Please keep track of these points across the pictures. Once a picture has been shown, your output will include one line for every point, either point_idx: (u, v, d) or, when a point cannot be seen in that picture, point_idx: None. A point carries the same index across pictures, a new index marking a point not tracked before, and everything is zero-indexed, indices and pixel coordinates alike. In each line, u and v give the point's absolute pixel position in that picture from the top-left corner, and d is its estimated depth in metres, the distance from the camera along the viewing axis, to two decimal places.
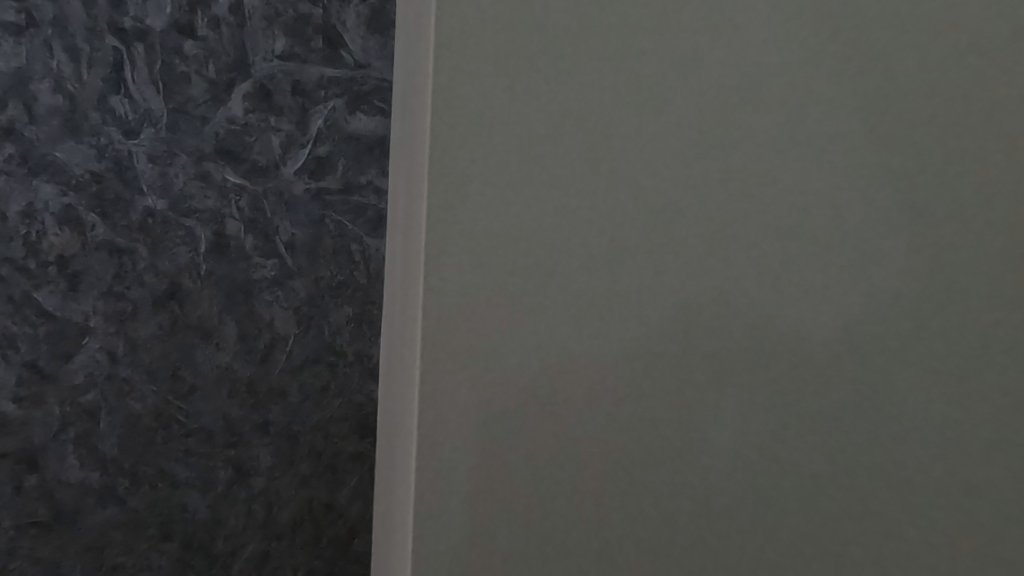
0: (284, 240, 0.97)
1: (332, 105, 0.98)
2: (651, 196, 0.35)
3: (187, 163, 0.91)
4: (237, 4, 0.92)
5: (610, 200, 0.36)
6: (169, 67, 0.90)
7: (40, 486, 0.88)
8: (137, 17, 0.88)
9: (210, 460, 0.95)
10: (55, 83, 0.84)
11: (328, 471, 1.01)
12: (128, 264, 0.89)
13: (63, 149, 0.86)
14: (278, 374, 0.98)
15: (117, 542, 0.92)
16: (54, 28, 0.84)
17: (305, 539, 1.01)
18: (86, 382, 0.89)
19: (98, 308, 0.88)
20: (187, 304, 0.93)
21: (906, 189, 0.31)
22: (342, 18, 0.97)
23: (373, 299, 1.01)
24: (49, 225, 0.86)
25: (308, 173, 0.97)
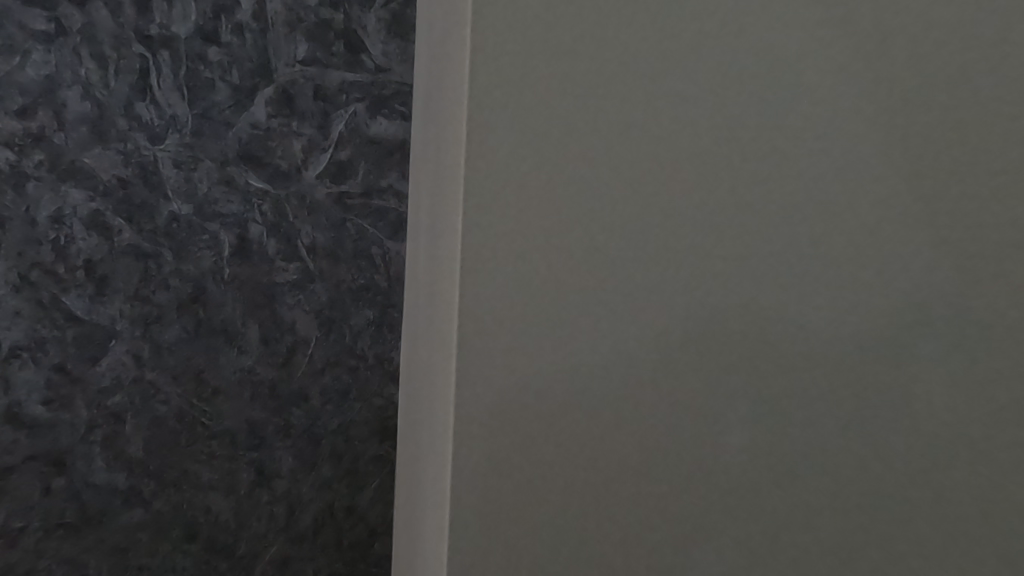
0: (306, 244, 0.98)
1: (353, 109, 0.99)
2: (705, 208, 0.30)
3: (211, 168, 0.92)
4: (260, 10, 0.93)
5: (655, 211, 0.31)
6: (194, 73, 0.91)
7: (67, 488, 0.89)
8: (163, 24, 0.89)
9: (233, 463, 0.96)
10: (84, 90, 0.86)
11: (349, 474, 1.02)
12: (153, 268, 0.90)
13: (91, 155, 0.87)
14: (300, 377, 0.99)
15: (142, 542, 0.93)
16: (83, 36, 0.85)
17: (327, 541, 1.02)
18: (113, 384, 0.90)
19: (125, 311, 0.90)
20: (211, 307, 0.93)
21: (969, 197, 0.28)
22: (362, 21, 0.98)
23: (393, 302, 1.03)
24: (78, 230, 0.87)
25: (329, 177, 0.98)
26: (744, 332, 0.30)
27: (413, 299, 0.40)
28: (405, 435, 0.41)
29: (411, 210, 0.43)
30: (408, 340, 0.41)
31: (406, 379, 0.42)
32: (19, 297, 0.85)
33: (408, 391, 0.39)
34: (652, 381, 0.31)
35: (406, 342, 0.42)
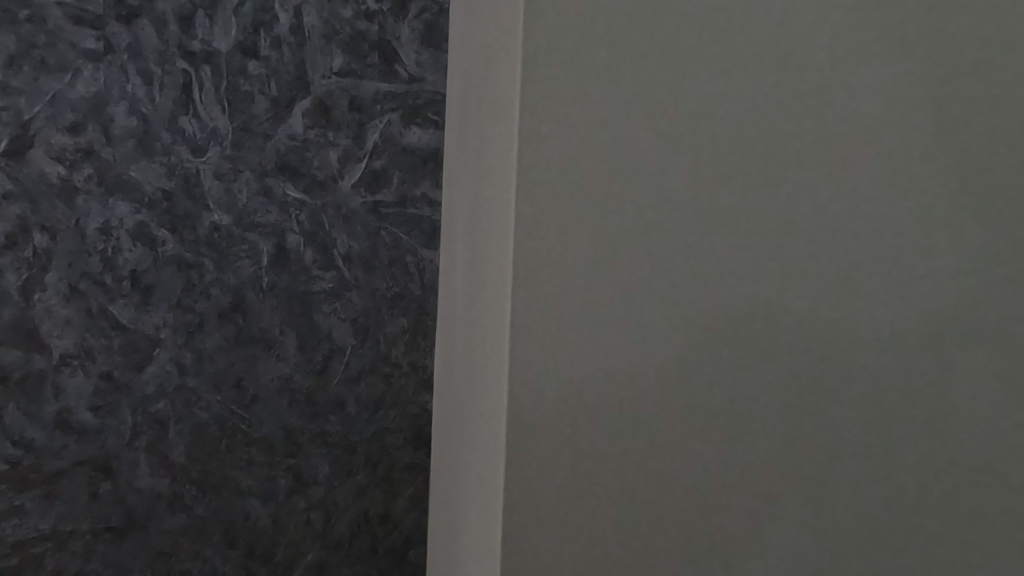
0: (342, 252, 0.99)
1: (388, 119, 1.01)
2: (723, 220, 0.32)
3: (250, 179, 0.94)
4: (297, 24, 0.95)
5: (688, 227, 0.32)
6: (234, 87, 0.93)
7: (113, 492, 0.91)
8: (205, 40, 0.91)
9: (271, 469, 0.97)
10: (130, 106, 0.88)
11: (384, 481, 1.03)
12: (195, 277, 0.93)
13: (137, 168, 0.89)
14: (336, 385, 1.00)
15: (184, 547, 0.94)
16: (129, 53, 0.88)
17: (362, 549, 1.02)
18: (156, 391, 0.92)
19: (168, 320, 0.92)
20: (250, 315, 0.95)
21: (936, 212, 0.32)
22: (396, 32, 1.01)
23: (427, 310, 1.03)
24: (124, 241, 0.89)
25: (364, 186, 1.00)
26: (760, 328, 0.32)
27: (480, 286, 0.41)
28: (471, 419, 0.42)
29: (481, 198, 0.44)
30: (476, 325, 0.42)
31: (471, 364, 0.43)
32: (68, 307, 0.88)
33: (475, 376, 0.40)
34: (686, 387, 0.32)
35: (473, 327, 0.43)
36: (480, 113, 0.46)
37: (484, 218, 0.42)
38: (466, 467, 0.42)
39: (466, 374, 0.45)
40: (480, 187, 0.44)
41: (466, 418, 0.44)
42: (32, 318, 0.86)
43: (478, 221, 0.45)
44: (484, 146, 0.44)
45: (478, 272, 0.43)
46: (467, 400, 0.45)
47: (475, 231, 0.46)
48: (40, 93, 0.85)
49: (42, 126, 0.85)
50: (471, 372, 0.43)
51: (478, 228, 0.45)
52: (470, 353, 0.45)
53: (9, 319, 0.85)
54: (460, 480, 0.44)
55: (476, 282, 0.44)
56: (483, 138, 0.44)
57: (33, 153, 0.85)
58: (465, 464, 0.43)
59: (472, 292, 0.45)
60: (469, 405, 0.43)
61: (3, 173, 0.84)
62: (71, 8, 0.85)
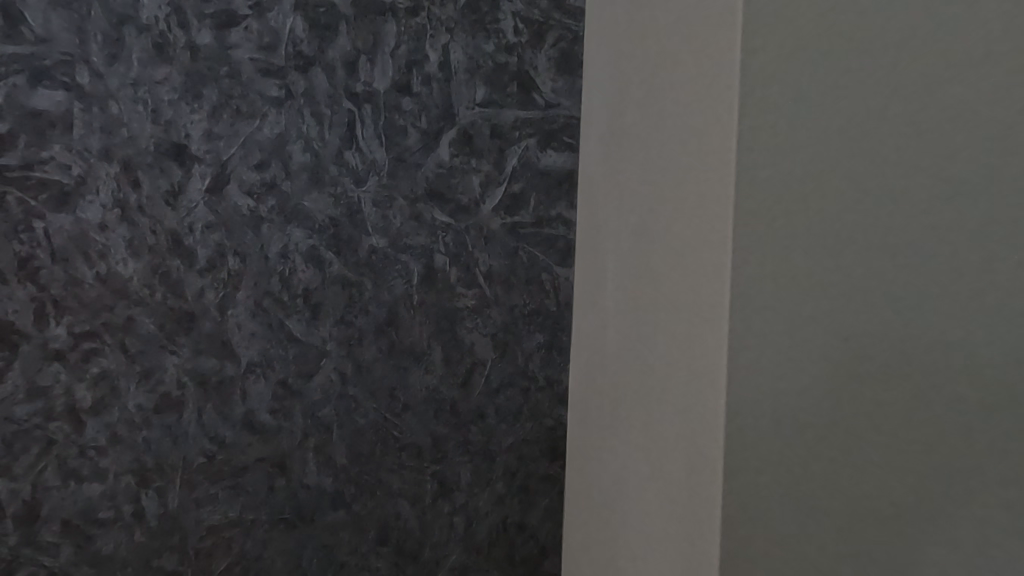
0: (483, 271, 1.08)
1: (526, 144, 1.09)
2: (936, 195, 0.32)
3: (403, 206, 1.04)
4: (445, 62, 1.05)
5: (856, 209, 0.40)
6: (390, 122, 1.03)
7: (287, 487, 1.01)
8: (366, 82, 1.02)
9: (420, 474, 1.06)
10: (305, 143, 1.00)
11: (521, 491, 1.10)
12: (356, 295, 1.03)
13: (310, 199, 1.00)
14: (478, 396, 1.08)
15: (345, 542, 1.03)
16: (305, 97, 1.00)
17: (500, 555, 1.10)
18: (323, 398, 1.02)
19: (334, 333, 1.02)
20: (401, 330, 1.04)
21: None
22: (534, 62, 1.09)
23: (562, 326, 1.12)
24: (299, 263, 1.00)
25: (504, 209, 1.08)
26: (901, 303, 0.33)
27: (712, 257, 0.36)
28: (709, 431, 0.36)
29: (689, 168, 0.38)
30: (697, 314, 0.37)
31: (647, 363, 0.42)
32: (254, 321, 0.99)
33: (712, 356, 0.36)
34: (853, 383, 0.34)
35: (713, 318, 0.36)
36: (614, 135, 0.50)
37: (710, 190, 0.36)
38: (681, 468, 0.38)
39: (685, 384, 0.38)
40: (676, 169, 0.39)
41: (692, 425, 0.37)
42: (226, 330, 0.98)
43: (686, 204, 0.38)
44: (690, 112, 0.38)
45: (709, 254, 0.36)
46: (677, 412, 0.39)
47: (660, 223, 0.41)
48: (235, 136, 0.97)
49: (236, 165, 0.98)
50: (674, 374, 0.39)
51: (680, 211, 0.38)
52: (665, 362, 0.40)
53: (209, 332, 0.97)
54: (657, 494, 0.41)
55: (688, 266, 0.38)
56: (676, 116, 0.39)
57: (229, 189, 0.97)
58: (696, 473, 0.37)
59: (654, 289, 0.41)
60: (697, 416, 0.37)
61: (206, 207, 0.97)
62: (260, 61, 0.98)
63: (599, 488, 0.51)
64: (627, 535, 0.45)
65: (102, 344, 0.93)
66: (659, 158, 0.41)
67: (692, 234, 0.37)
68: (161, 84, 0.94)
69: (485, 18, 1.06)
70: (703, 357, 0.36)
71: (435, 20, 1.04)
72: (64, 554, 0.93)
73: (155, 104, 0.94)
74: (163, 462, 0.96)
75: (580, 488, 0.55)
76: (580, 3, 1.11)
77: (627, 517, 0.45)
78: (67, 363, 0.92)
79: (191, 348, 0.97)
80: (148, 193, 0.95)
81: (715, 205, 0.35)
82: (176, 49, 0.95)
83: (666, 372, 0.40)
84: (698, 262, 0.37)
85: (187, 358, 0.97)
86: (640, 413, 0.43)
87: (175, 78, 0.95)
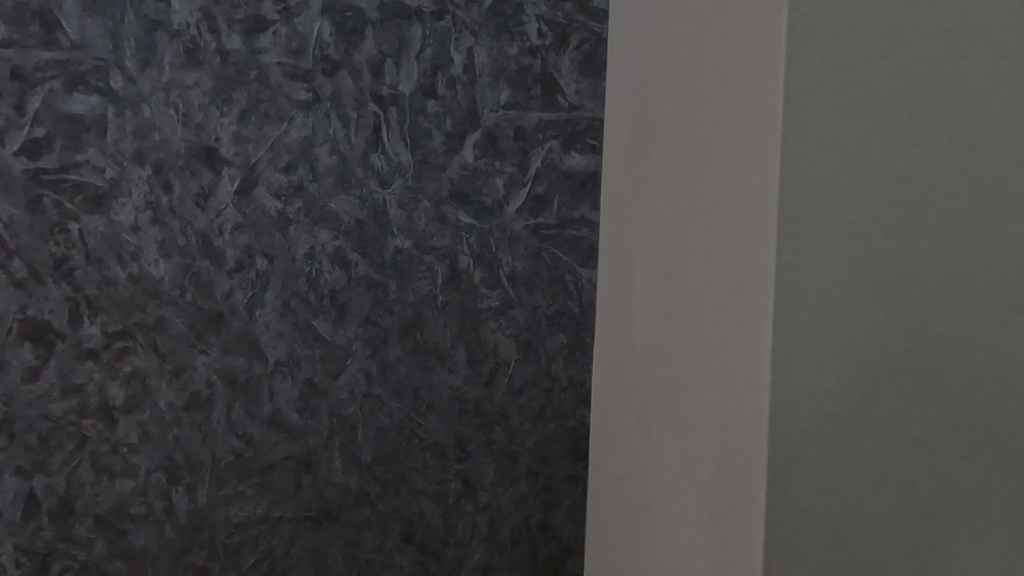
0: (506, 272, 1.08)
1: (549, 146, 1.09)
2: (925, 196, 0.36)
3: (428, 207, 1.05)
4: (469, 65, 1.06)
5: None
6: (416, 124, 1.04)
7: (313, 484, 1.02)
8: (392, 85, 1.03)
9: (444, 474, 1.06)
10: (332, 146, 1.01)
11: (544, 492, 1.11)
12: (381, 296, 1.04)
13: (336, 201, 1.02)
14: (501, 396, 1.08)
15: (369, 540, 1.04)
16: (332, 101, 1.01)
17: (522, 554, 1.10)
18: (348, 397, 1.03)
19: (359, 334, 1.03)
20: (425, 331, 1.05)
21: None
22: (558, 65, 1.09)
23: (585, 327, 1.12)
24: (325, 264, 1.02)
25: (527, 211, 1.09)
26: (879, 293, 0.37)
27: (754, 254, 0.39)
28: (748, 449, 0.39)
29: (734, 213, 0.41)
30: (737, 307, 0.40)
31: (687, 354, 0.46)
32: (281, 321, 1.01)
33: (753, 346, 0.39)
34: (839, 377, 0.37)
35: (754, 310, 0.39)
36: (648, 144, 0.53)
37: (751, 194, 0.39)
38: (722, 448, 0.41)
39: (726, 370, 0.41)
40: (723, 184, 0.42)
41: (733, 408, 0.40)
42: (254, 330, 1.00)
43: (728, 207, 0.41)
44: (735, 133, 0.41)
45: (750, 251, 0.39)
46: (717, 399, 0.42)
47: (703, 224, 0.44)
48: (264, 139, 0.99)
49: (264, 168, 0.99)
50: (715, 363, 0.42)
51: (727, 226, 0.41)
52: (705, 352, 0.43)
53: (237, 331, 0.99)
54: (698, 473, 0.44)
55: (729, 263, 0.41)
56: (717, 126, 0.43)
57: (258, 191, 0.99)
58: (736, 450, 0.40)
59: (695, 287, 0.45)
60: (742, 409, 0.39)
61: (235, 209, 0.99)
62: (287, 65, 0.99)
63: (632, 475, 0.54)
64: (662, 515, 0.48)
65: (134, 343, 0.96)
66: (698, 165, 0.45)
67: (736, 234, 0.40)
68: (192, 88, 0.96)
69: (509, 21, 1.07)
70: (745, 345, 0.39)
71: (459, 24, 1.05)
72: (96, 548, 0.95)
73: (186, 108, 0.96)
74: (192, 460, 0.98)
75: (610, 479, 0.58)
76: (604, 4, 1.12)
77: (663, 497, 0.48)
78: (101, 361, 0.95)
79: (220, 348, 0.99)
80: (179, 196, 0.97)
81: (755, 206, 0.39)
82: (207, 54, 0.97)
83: (706, 362, 0.43)
84: (740, 260, 0.40)
85: (216, 357, 0.99)
86: (679, 400, 0.47)
87: (206, 83, 0.97)
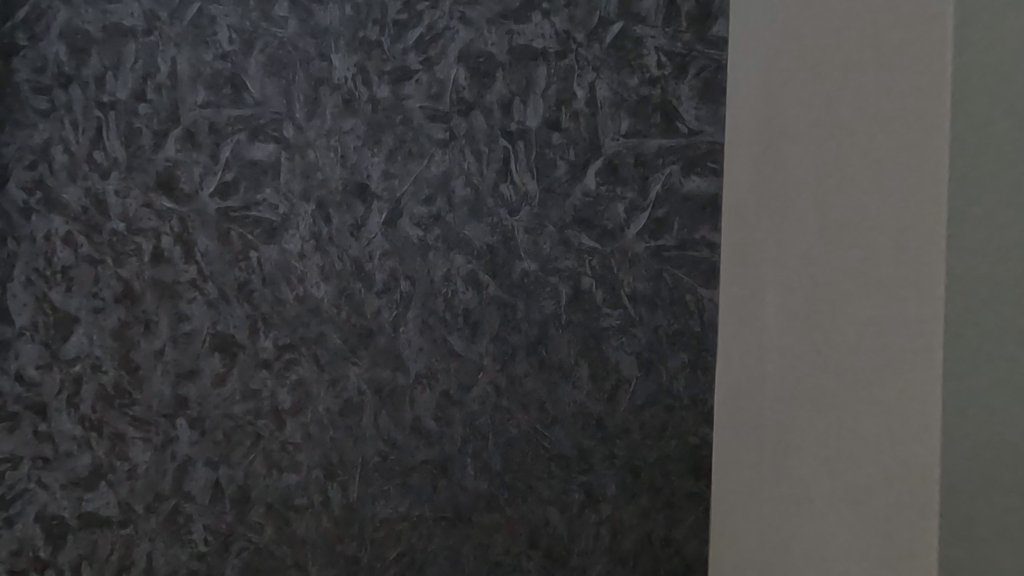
0: (628, 292, 1.13)
1: (670, 171, 1.13)
2: None
3: (553, 232, 1.12)
4: (591, 98, 1.12)
5: None
6: (542, 156, 1.12)
7: (448, 487, 1.11)
8: (520, 121, 1.12)
9: (568, 483, 1.12)
10: (466, 179, 1.12)
11: (666, 507, 1.12)
12: (510, 313, 1.12)
13: (470, 228, 1.12)
14: (623, 412, 1.12)
15: (498, 542, 1.11)
16: (467, 138, 1.12)
17: (646, 568, 1.12)
18: (481, 406, 1.12)
19: (489, 349, 1.12)
20: (550, 348, 1.12)
21: None
22: (677, 93, 1.13)
23: (707, 345, 1.14)
24: (460, 286, 1.12)
25: (648, 234, 1.13)
26: None
27: (909, 129, 0.25)
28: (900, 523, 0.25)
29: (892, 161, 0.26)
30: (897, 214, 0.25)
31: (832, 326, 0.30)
32: (422, 337, 1.11)
33: (903, 282, 0.25)
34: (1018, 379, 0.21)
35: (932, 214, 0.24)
36: None
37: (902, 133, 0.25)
38: (883, 447, 0.26)
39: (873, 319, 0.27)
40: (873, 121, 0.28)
41: (885, 384, 0.26)
42: (398, 344, 1.11)
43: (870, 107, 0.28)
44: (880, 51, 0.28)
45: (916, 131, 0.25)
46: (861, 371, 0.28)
47: (834, 135, 0.31)
48: (408, 175, 1.11)
49: (408, 201, 1.11)
50: (860, 314, 0.28)
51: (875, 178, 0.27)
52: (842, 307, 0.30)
53: (383, 345, 1.11)
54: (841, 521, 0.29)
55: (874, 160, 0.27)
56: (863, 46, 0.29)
57: (402, 221, 1.11)
58: (896, 435, 0.25)
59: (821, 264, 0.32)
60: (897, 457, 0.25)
61: (383, 237, 1.11)
62: (429, 108, 1.11)
63: (775, 519, 0.36)
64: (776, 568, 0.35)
65: (300, 355, 1.10)
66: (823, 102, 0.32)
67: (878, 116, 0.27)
68: (349, 133, 1.11)
69: (630, 55, 1.13)
70: (898, 279, 0.25)
71: (583, 61, 1.12)
72: (267, 532, 1.10)
73: (343, 151, 1.11)
74: (345, 459, 1.11)
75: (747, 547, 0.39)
76: (724, 33, 1.14)
77: (804, 528, 0.32)
78: (273, 370, 1.10)
79: (369, 360, 1.11)
80: (337, 226, 1.11)
81: (914, 68, 0.25)
82: (361, 102, 1.11)
83: (841, 313, 0.29)
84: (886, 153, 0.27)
85: (366, 369, 1.11)
86: (813, 388, 0.32)
87: (360, 128, 1.11)
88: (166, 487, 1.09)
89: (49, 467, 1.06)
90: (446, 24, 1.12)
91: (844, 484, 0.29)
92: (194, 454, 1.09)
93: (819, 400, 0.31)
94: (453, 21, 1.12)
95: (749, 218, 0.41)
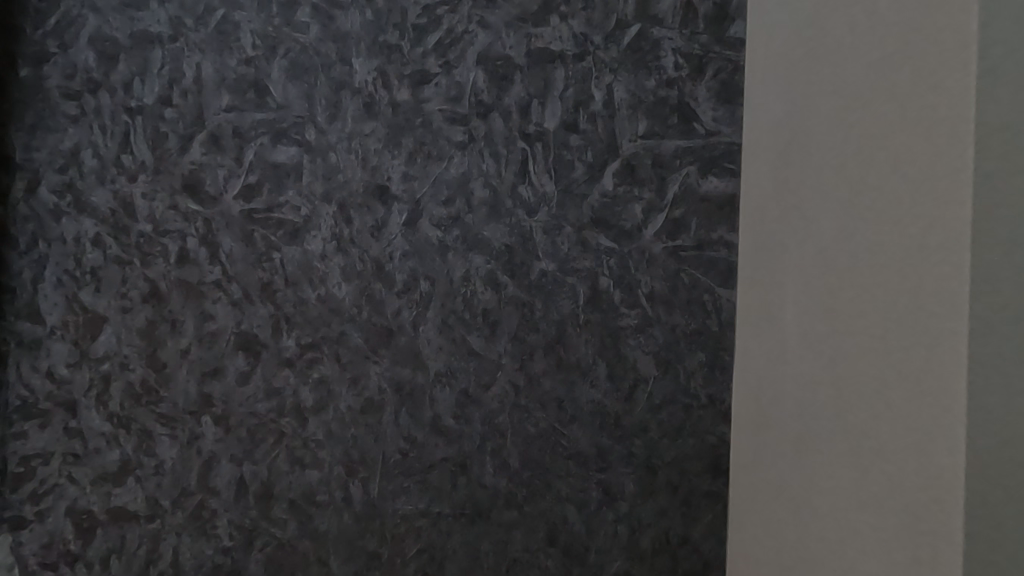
0: (646, 292, 1.14)
1: (687, 172, 1.14)
2: None
3: (571, 232, 1.13)
4: (609, 100, 1.14)
5: None
6: (560, 157, 1.14)
7: (468, 484, 1.13)
8: (538, 122, 1.13)
9: (586, 481, 1.13)
10: (484, 181, 1.13)
11: (684, 505, 1.13)
12: (528, 313, 1.13)
13: (489, 229, 1.13)
14: (640, 411, 1.13)
15: (517, 539, 1.13)
16: (485, 141, 1.13)
17: (664, 566, 1.13)
18: (499, 405, 1.13)
19: (509, 348, 1.13)
20: (569, 347, 1.13)
21: None
22: (694, 94, 1.14)
23: (724, 345, 1.14)
24: (479, 286, 1.13)
25: (665, 234, 1.14)
26: None
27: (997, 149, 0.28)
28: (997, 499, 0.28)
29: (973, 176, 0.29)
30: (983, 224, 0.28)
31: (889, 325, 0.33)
32: (441, 337, 1.13)
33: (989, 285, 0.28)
34: None
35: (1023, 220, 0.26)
36: None
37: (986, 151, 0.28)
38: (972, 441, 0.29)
39: (910, 340, 0.32)
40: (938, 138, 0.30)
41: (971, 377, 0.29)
42: (418, 343, 1.13)
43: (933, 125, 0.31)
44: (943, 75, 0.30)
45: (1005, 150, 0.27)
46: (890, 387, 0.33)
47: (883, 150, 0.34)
48: (427, 177, 1.13)
49: (427, 202, 1.13)
50: (929, 314, 0.31)
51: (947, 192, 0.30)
52: (866, 327, 0.35)
53: (404, 344, 1.13)
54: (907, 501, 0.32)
55: (907, 204, 0.32)
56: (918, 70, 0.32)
57: (421, 222, 1.13)
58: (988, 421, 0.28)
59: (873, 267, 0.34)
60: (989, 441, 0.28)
61: (403, 238, 1.13)
62: (448, 111, 1.13)
63: (790, 510, 0.41)
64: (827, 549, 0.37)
65: (322, 354, 1.12)
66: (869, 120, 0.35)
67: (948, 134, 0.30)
68: (369, 136, 1.13)
69: (646, 57, 1.14)
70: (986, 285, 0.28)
71: (600, 63, 1.14)
72: (290, 527, 1.12)
73: (364, 153, 1.13)
74: (366, 456, 1.12)
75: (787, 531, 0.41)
76: (740, 35, 1.15)
77: (862, 511, 0.34)
78: (295, 369, 1.12)
79: (390, 359, 1.13)
80: (358, 227, 1.13)
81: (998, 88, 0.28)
82: (382, 105, 1.13)
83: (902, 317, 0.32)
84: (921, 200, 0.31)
85: (386, 367, 1.13)
86: (868, 383, 0.34)
87: (380, 131, 1.13)
88: (191, 483, 1.11)
89: (79, 463, 1.09)
90: (464, 28, 1.13)
91: (910, 470, 0.31)
92: (218, 451, 1.11)
93: (845, 405, 0.36)
94: (471, 25, 1.13)
95: (775, 224, 0.43)
